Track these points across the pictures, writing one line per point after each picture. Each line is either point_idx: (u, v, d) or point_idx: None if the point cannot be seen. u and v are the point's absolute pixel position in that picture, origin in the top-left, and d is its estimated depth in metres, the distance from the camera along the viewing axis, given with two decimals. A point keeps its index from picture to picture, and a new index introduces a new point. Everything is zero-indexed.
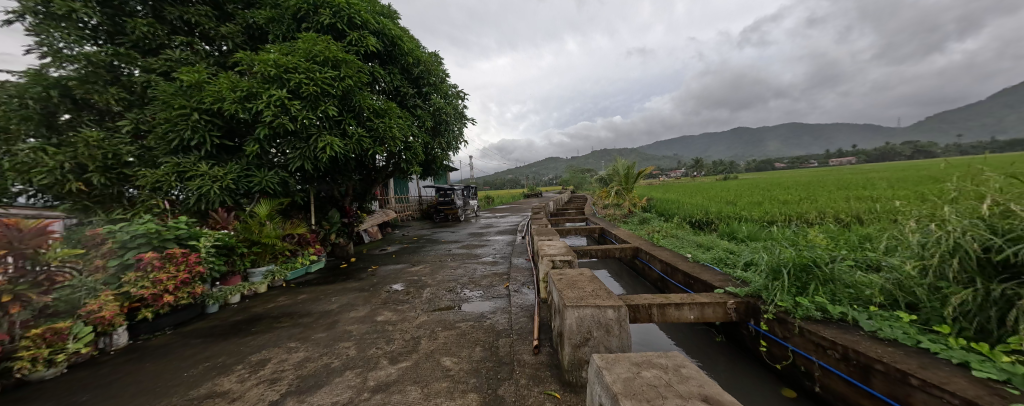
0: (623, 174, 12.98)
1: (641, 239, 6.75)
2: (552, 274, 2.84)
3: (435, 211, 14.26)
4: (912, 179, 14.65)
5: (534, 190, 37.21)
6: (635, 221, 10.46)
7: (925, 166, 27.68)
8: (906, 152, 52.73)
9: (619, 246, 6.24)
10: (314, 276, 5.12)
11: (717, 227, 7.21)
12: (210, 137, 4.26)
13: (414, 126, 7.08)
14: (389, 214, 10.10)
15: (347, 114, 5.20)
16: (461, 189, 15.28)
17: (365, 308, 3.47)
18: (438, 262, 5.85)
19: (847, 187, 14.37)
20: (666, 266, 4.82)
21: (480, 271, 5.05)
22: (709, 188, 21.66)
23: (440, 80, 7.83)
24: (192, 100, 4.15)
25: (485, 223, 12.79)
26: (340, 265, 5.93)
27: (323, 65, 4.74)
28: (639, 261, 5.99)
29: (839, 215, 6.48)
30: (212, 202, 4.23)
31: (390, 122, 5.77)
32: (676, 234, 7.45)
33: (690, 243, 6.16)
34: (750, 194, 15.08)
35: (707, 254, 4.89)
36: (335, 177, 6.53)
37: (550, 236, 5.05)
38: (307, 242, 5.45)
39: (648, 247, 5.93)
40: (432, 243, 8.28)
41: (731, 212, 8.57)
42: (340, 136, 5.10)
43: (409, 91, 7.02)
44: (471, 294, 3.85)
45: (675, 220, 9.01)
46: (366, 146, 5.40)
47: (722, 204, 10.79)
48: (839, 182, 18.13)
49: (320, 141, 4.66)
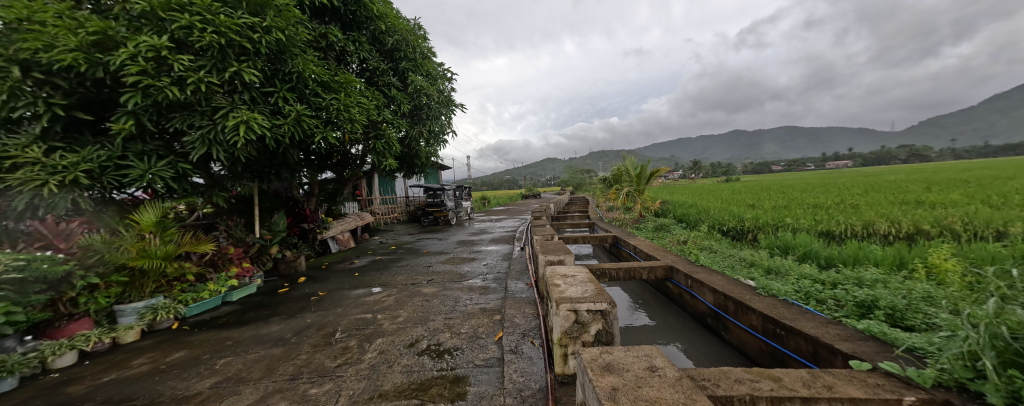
0: (634, 174, 11.60)
1: (671, 255, 5.37)
2: (584, 360, 1.42)
3: (424, 214, 12.80)
4: (945, 183, 13.41)
5: (530, 190, 35.95)
6: (651, 228, 9.06)
7: (938, 169, 26.68)
8: (906, 155, 52.21)
9: (646, 265, 4.82)
10: (230, 310, 3.67)
11: (762, 239, 5.83)
12: (47, 106, 2.80)
13: (386, 109, 5.63)
14: (365, 217, 8.77)
15: (280, 83, 3.80)
16: (453, 189, 13.86)
17: (253, 391, 2.04)
18: (410, 285, 4.41)
19: (878, 191, 13.03)
20: (721, 299, 3.44)
21: (463, 304, 3.61)
22: (717, 190, 20.43)
23: (422, 55, 6.35)
24: (12, 46, 2.68)
25: (479, 228, 11.32)
26: (280, 289, 4.49)
27: (236, 8, 3.28)
28: (673, 285, 4.62)
29: (927, 227, 5.06)
30: (50, 205, 2.79)
31: (345, 98, 4.35)
32: (709, 247, 6.08)
33: (739, 261, 4.75)
34: (769, 197, 13.77)
35: (779, 281, 3.51)
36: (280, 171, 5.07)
37: (559, 254, 3.65)
38: (229, 260, 4.04)
39: (685, 266, 4.56)
40: (412, 255, 6.82)
41: (772, 219, 7.15)
42: (268, 113, 3.67)
43: (381, 65, 5.57)
44: (442, 357, 2.42)
45: (700, 228, 7.61)
46: (311, 129, 4.02)
47: (749, 209, 9.41)
48: (859, 185, 16.95)
49: (230, 116, 3.25)
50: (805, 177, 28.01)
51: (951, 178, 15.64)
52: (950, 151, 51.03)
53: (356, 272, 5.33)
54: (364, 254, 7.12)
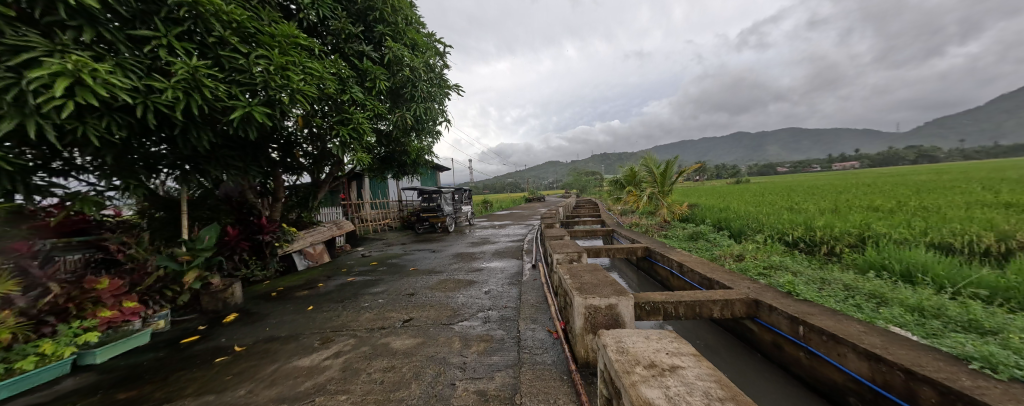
0: (659, 174, 10.16)
1: (742, 280, 3.93)
2: None
3: (419, 220, 11.43)
4: (1006, 182, 11.93)
5: (534, 193, 34.67)
6: (685, 238, 7.60)
7: (969, 169, 25.15)
8: (920, 156, 50.65)
9: (717, 296, 3.39)
10: (72, 388, 2.25)
11: (859, 258, 4.38)
12: None
13: (355, 85, 4.25)
14: (344, 226, 7.37)
15: (165, 26, 2.46)
16: (451, 193, 12.49)
17: None
18: (377, 333, 2.98)
19: (932, 192, 11.50)
20: (893, 375, 1.98)
21: (451, 378, 2.18)
22: (738, 192, 18.97)
23: (407, 20, 4.95)
24: None
25: (481, 237, 9.90)
26: (187, 338, 3.05)
27: None
28: (760, 327, 3.17)
29: None
30: None
31: (281, 57, 2.97)
32: (783, 268, 4.62)
33: (854, 293, 3.30)
34: (807, 200, 12.34)
35: (986, 343, 2.07)
36: (207, 166, 3.74)
37: (606, 291, 2.27)
38: (96, 299, 2.66)
39: (780, 301, 3.11)
40: (395, 275, 5.39)
41: (850, 227, 5.66)
42: (137, 67, 2.31)
43: (348, 26, 4.21)
44: None
45: (753, 239, 6.16)
46: (221, 100, 2.69)
47: (801, 214, 7.95)
48: (899, 186, 15.54)
49: (41, 63, 1.90)
50: (826, 179, 26.62)
51: (1004, 179, 14.25)
52: (965, 152, 49.44)
53: (313, 305, 3.90)
54: (337, 273, 5.70)
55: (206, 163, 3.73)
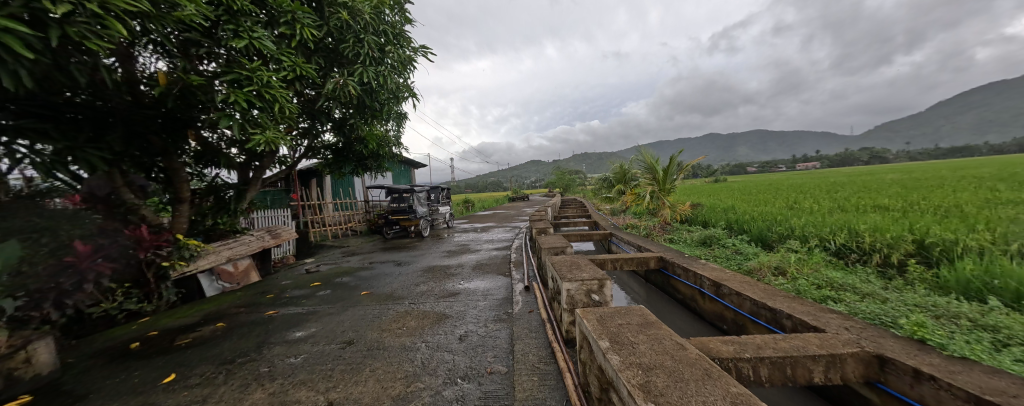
0: (659, 171, 9.16)
1: (823, 313, 2.81)
2: None
3: (389, 223, 9.95)
4: (994, 182, 11.81)
5: (516, 192, 33.47)
6: (696, 245, 6.63)
7: (933, 167, 26.29)
8: (879, 157, 53.53)
9: (814, 345, 2.26)
10: None
11: (946, 276, 3.42)
12: None
13: (254, 27, 2.83)
14: (285, 234, 5.82)
15: None
16: (426, 192, 11.05)
17: None
18: None
19: (928, 191, 11.16)
20: None
21: None
22: (726, 191, 18.55)
23: None
24: None
25: (461, 243, 8.58)
26: None
27: None
28: (890, 400, 2.06)
29: None
30: None
31: None
32: (852, 290, 3.57)
33: (1011, 340, 2.23)
34: (804, 198, 11.88)
35: None
36: (27, 143, 2.53)
37: None
38: None
39: (930, 360, 1.95)
40: (340, 303, 3.96)
41: (904, 232, 4.73)
42: None
43: None
44: None
45: (786, 246, 5.17)
46: None
47: (820, 216, 7.11)
48: (884, 184, 15.59)
49: None
50: (804, 178, 27.06)
51: (981, 177, 14.52)
52: (919, 153, 52.62)
53: (179, 372, 2.40)
54: (259, 299, 4.18)
55: (18, 137, 2.49)
